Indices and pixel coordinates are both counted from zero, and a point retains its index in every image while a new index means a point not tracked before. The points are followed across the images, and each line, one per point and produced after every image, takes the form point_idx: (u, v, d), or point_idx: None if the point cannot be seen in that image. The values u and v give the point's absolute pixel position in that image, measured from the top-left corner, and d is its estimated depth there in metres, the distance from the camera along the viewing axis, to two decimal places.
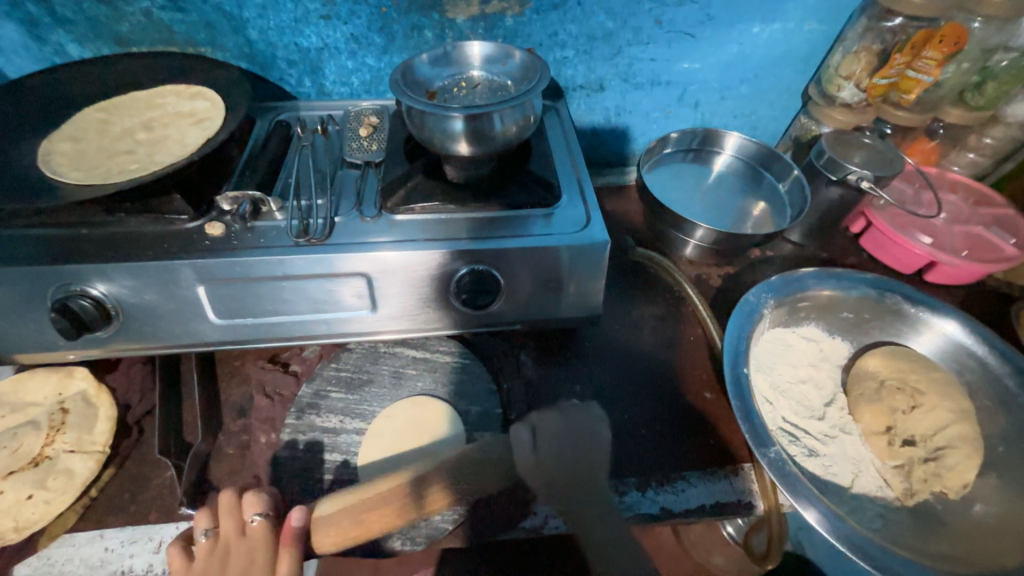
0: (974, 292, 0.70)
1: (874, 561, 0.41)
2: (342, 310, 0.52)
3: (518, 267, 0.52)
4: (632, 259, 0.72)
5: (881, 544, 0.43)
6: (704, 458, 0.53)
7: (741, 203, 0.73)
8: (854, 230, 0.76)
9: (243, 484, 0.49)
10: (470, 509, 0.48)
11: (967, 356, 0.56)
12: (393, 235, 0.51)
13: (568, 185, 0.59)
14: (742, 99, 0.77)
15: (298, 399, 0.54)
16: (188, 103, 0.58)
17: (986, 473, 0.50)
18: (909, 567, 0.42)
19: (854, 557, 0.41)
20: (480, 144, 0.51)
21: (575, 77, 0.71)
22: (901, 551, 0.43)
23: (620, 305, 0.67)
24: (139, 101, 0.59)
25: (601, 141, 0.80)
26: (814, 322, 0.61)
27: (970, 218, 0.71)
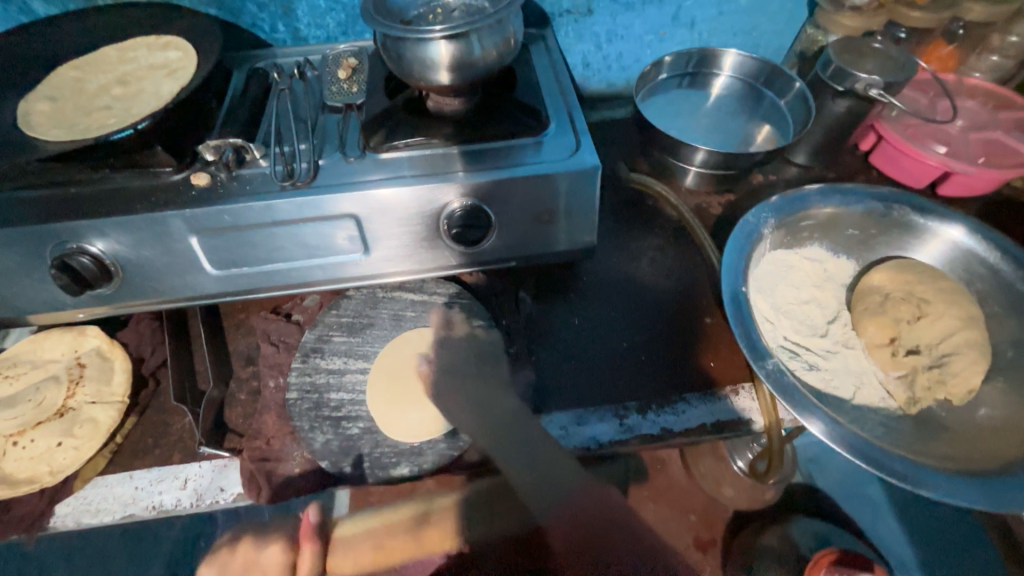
0: (989, 203, 0.67)
1: (873, 462, 0.41)
2: (336, 254, 0.52)
3: (508, 200, 0.51)
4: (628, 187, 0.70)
5: (881, 447, 0.43)
6: (704, 380, 0.54)
7: (741, 125, 0.70)
8: (864, 147, 0.72)
9: (258, 425, 0.51)
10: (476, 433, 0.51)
11: (977, 263, 0.54)
12: (380, 174, 0.51)
13: (556, 113, 0.56)
14: (741, 13, 0.72)
15: (302, 345, 0.55)
16: (161, 54, 0.56)
17: (993, 378, 0.50)
18: (909, 468, 0.42)
19: (852, 459, 0.41)
20: (463, 72, 0.51)
21: (560, 1, 0.67)
22: (900, 452, 0.43)
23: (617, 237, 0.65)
24: (114, 57, 0.58)
25: (592, 72, 0.77)
26: (818, 242, 0.59)
27: (989, 124, 0.67)
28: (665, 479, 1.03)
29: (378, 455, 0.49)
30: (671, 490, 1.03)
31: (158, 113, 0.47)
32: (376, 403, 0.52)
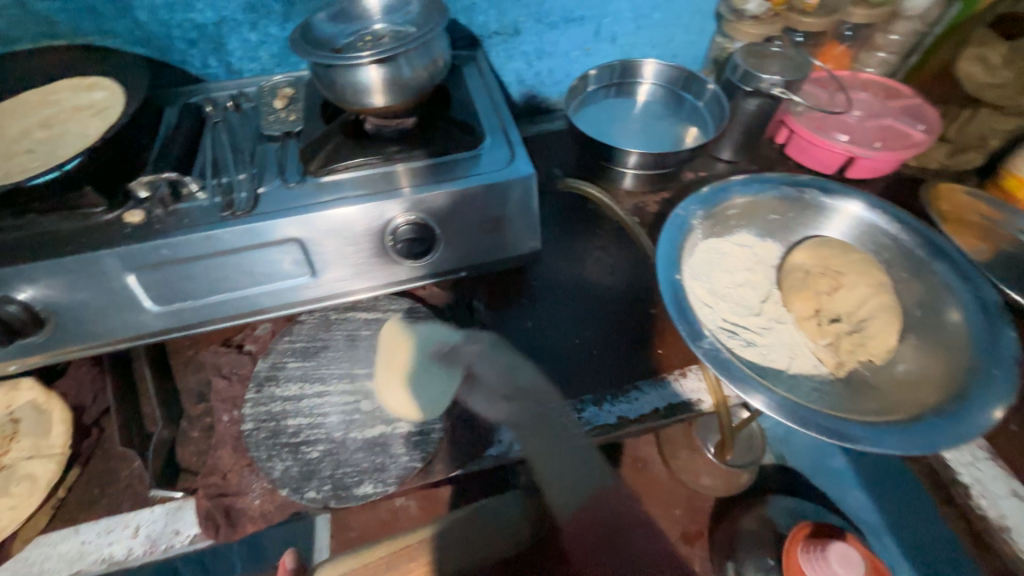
0: (891, 182, 0.74)
1: (806, 423, 0.44)
2: (283, 279, 0.53)
3: (450, 212, 0.54)
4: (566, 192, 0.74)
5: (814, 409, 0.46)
6: (654, 367, 0.56)
7: (667, 128, 0.75)
8: (779, 141, 0.79)
9: (212, 461, 0.50)
10: (438, 444, 0.50)
11: (883, 234, 0.60)
12: (321, 197, 0.52)
13: (490, 127, 0.59)
14: (656, 27, 0.78)
15: (256, 375, 0.55)
16: (87, 96, 0.56)
17: (908, 336, 0.54)
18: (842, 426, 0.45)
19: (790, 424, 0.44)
20: (394, 94, 0.53)
21: (488, 24, 0.71)
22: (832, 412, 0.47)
23: (588, 220, 0.71)
24: (36, 102, 0.57)
25: (527, 88, 0.81)
26: (746, 228, 0.64)
27: (881, 112, 0.75)
28: (650, 480, 0.98)
29: (340, 475, 0.48)
30: (656, 489, 0.98)
31: (85, 153, 0.47)
32: (336, 424, 0.51)
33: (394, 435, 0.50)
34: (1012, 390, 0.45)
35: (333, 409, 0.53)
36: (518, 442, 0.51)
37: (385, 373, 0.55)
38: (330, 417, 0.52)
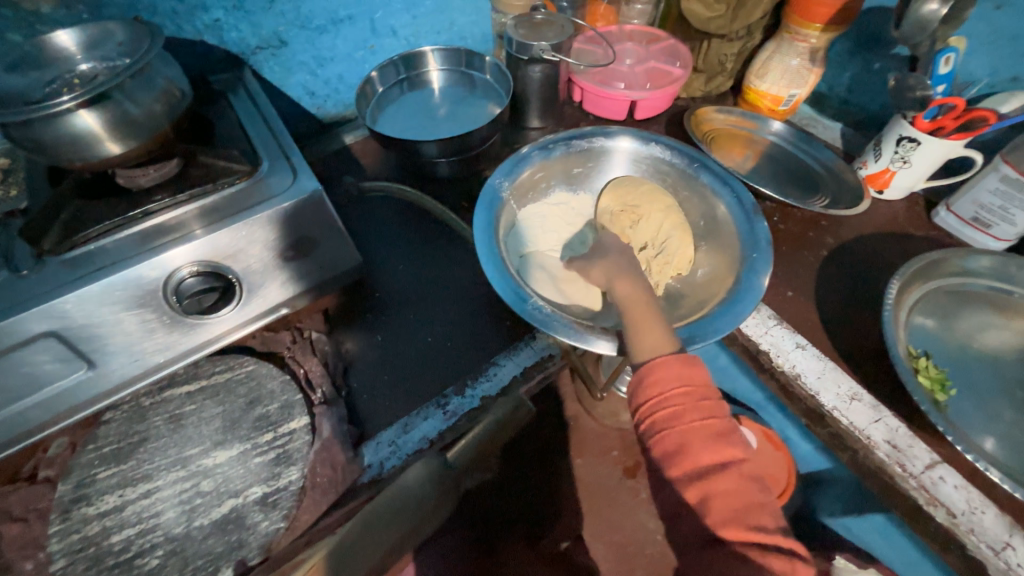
0: (671, 115, 0.85)
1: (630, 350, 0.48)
2: (55, 383, 0.45)
3: (241, 251, 0.50)
4: (374, 197, 0.72)
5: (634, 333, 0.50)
6: (506, 339, 0.59)
7: (470, 109, 0.76)
8: (576, 99, 0.86)
9: None
10: (304, 491, 0.47)
11: (662, 163, 0.68)
12: (68, 277, 0.44)
13: (267, 147, 0.55)
14: (433, 13, 0.78)
15: (58, 503, 0.46)
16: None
17: (700, 245, 0.63)
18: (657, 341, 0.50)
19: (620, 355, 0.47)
20: (130, 134, 0.46)
21: (244, 39, 0.65)
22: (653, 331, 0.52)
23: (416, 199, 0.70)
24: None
25: (321, 100, 0.77)
26: (557, 188, 0.69)
27: (647, 56, 0.84)
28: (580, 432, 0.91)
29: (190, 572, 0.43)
30: (585, 441, 0.90)
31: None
32: (175, 519, 0.45)
33: (249, 503, 0.46)
34: (769, 269, 0.54)
35: (167, 504, 0.46)
36: (390, 458, 0.49)
37: (225, 423, 0.50)
38: (164, 516, 0.45)
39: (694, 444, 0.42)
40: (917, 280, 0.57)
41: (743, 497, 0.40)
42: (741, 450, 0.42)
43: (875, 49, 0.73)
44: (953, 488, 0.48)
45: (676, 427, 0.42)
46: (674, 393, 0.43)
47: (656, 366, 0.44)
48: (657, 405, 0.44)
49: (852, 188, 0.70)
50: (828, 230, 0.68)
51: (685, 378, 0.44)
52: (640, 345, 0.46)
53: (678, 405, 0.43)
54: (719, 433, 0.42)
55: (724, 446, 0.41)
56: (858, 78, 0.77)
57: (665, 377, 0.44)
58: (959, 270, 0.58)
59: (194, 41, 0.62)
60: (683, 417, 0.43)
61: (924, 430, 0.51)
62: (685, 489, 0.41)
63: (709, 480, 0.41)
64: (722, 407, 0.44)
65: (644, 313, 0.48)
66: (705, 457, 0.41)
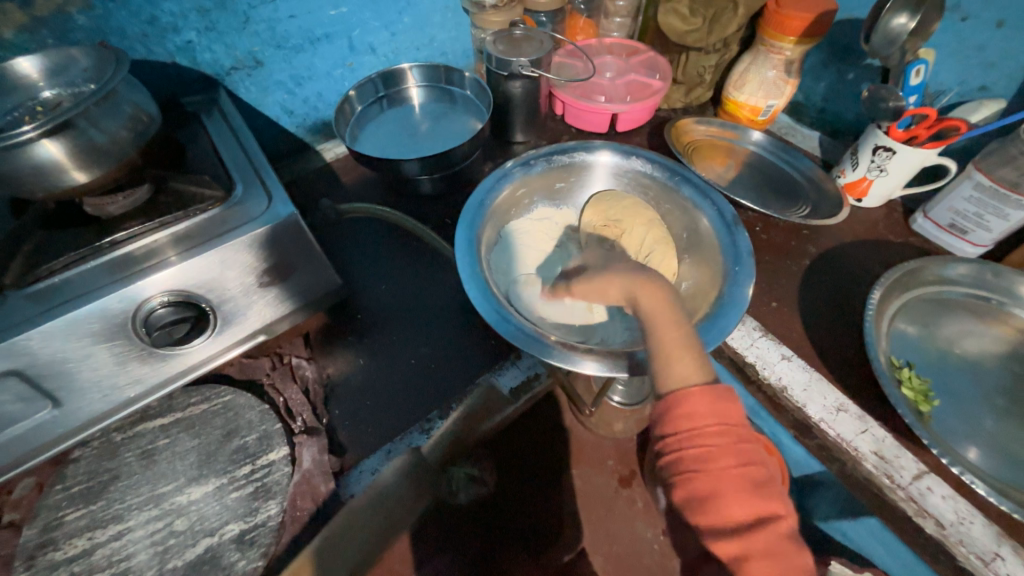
0: (653, 127, 0.85)
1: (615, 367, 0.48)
2: (19, 423, 0.43)
3: (214, 279, 0.48)
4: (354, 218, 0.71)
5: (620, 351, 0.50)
6: (491, 358, 0.58)
7: (450, 124, 0.76)
8: (559, 112, 0.86)
9: None
10: (287, 524, 0.45)
11: (644, 176, 0.67)
12: (31, 311, 0.42)
13: (240, 170, 0.54)
14: (412, 30, 0.78)
15: (22, 548, 0.44)
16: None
17: (683, 258, 0.63)
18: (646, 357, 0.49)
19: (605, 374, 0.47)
20: (96, 162, 0.45)
21: (219, 60, 0.64)
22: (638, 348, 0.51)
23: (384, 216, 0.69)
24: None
25: (300, 118, 0.76)
26: (540, 204, 0.69)
27: (627, 69, 0.84)
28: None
29: None
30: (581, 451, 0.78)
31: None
32: (147, 562, 0.43)
33: (225, 542, 0.44)
34: (752, 282, 0.54)
35: (139, 545, 0.44)
36: None
37: (201, 456, 0.49)
38: (135, 559, 0.43)
39: (727, 492, 0.39)
40: (896, 290, 0.57)
41: (785, 557, 0.36)
42: (780, 505, 0.39)
43: (849, 60, 0.75)
44: (940, 498, 0.48)
45: (709, 468, 0.40)
46: (709, 432, 0.41)
47: (684, 397, 0.42)
48: (687, 443, 0.41)
49: (832, 198, 0.71)
50: (809, 239, 0.69)
51: (720, 417, 0.41)
52: (669, 372, 0.44)
53: (710, 447, 0.40)
54: (755, 482, 0.39)
55: (756, 497, 0.38)
56: (833, 88, 0.78)
57: (697, 412, 0.42)
58: (937, 278, 0.59)
59: (166, 63, 0.61)
60: (718, 462, 0.40)
61: (910, 440, 0.51)
62: (720, 542, 0.38)
63: (749, 535, 0.37)
64: (760, 454, 0.41)
65: (673, 336, 0.46)
66: (738, 508, 0.38)
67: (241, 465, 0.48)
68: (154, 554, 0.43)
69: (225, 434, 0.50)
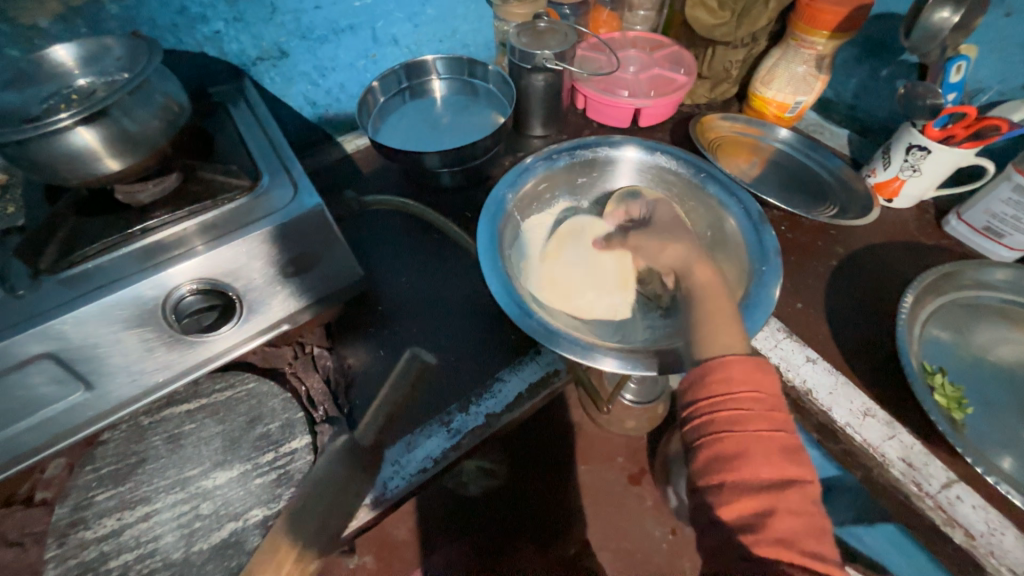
0: (676, 122, 0.84)
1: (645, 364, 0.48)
2: (53, 404, 0.45)
3: (241, 268, 0.49)
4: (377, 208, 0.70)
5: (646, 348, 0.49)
6: (511, 354, 0.58)
7: (472, 117, 0.76)
8: (580, 106, 0.85)
9: None
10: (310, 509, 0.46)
11: (667, 172, 0.66)
12: (66, 295, 0.43)
13: (267, 160, 0.54)
14: (435, 22, 0.78)
15: (54, 527, 0.45)
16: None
17: (707, 256, 0.62)
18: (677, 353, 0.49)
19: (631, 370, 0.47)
20: (129, 150, 0.45)
21: (245, 51, 0.64)
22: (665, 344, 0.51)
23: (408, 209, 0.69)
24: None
25: (322, 110, 0.76)
26: (561, 199, 0.68)
27: (651, 63, 0.83)
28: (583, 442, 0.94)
29: None
30: (588, 448, 0.89)
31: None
32: (173, 544, 0.44)
33: (249, 527, 0.45)
34: (779, 282, 0.53)
35: (165, 527, 0.45)
36: (394, 480, 0.49)
37: (225, 443, 0.49)
38: (161, 541, 0.44)
39: (756, 453, 0.39)
40: (930, 293, 0.56)
41: (804, 518, 0.37)
42: (806, 471, 0.39)
43: (883, 56, 0.72)
44: (971, 508, 0.47)
45: (740, 430, 0.40)
46: (744, 396, 0.41)
47: (722, 363, 0.43)
48: (721, 405, 0.41)
49: (860, 198, 0.69)
50: (836, 240, 0.67)
51: (759, 385, 0.42)
52: (714, 340, 0.46)
53: (746, 410, 0.41)
54: (784, 447, 0.39)
55: (786, 462, 0.39)
56: (865, 85, 0.76)
57: (733, 377, 0.42)
58: (975, 282, 0.57)
59: (195, 53, 0.61)
60: (749, 425, 0.40)
61: (939, 447, 0.50)
62: (739, 501, 0.38)
63: (774, 493, 0.37)
64: (789, 425, 0.41)
65: (722, 310, 0.49)
66: (767, 469, 0.38)
67: (264, 453, 0.49)
68: (179, 537, 0.44)
69: (249, 421, 0.51)
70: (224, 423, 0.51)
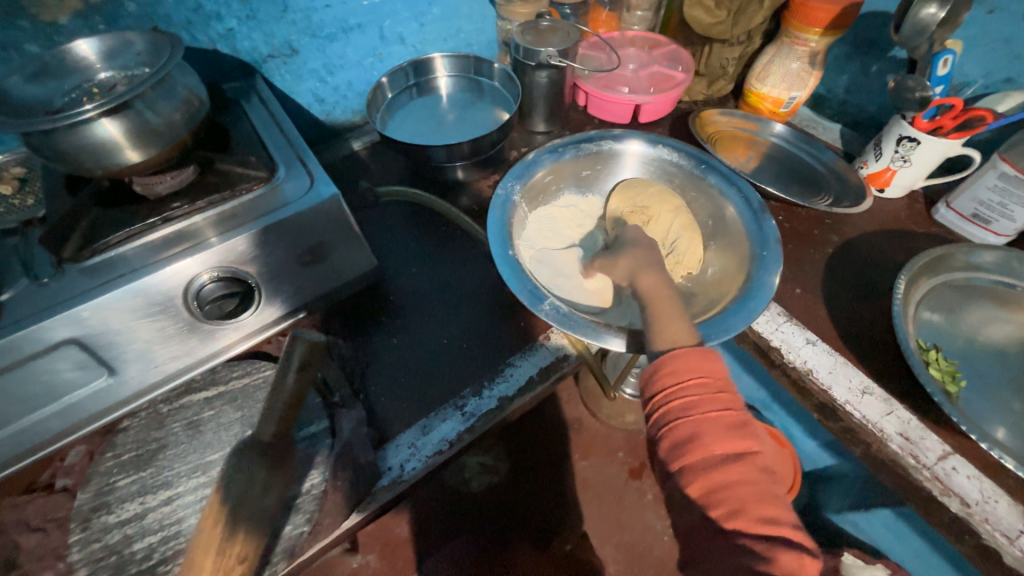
0: (675, 118, 0.86)
1: None
2: (79, 390, 0.46)
3: (259, 257, 0.50)
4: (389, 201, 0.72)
5: None
6: (521, 341, 0.59)
7: (478, 114, 0.78)
8: (581, 103, 0.88)
9: None
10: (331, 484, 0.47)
11: (670, 164, 0.69)
12: (93, 283, 0.44)
13: (283, 154, 0.56)
14: (440, 22, 0.80)
15: (77, 511, 0.45)
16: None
17: (709, 244, 0.64)
18: None
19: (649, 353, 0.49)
20: (152, 144, 0.47)
21: (257, 48, 0.65)
22: None
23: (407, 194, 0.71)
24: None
25: (330, 106, 0.78)
26: (566, 191, 0.70)
27: (650, 61, 0.85)
28: (585, 435, 0.97)
29: None
30: (591, 442, 0.98)
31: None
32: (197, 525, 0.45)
33: None
34: (780, 267, 0.55)
35: (189, 510, 0.46)
36: (411, 462, 0.50)
37: (244, 429, 0.50)
38: (186, 526, 0.45)
39: (708, 434, 0.41)
40: (922, 275, 0.58)
41: (757, 488, 0.39)
42: (754, 443, 0.41)
43: (874, 52, 0.75)
44: (966, 478, 0.49)
45: (690, 416, 0.42)
46: (691, 385, 0.43)
47: (672, 357, 0.44)
48: (672, 396, 0.43)
49: (854, 188, 0.71)
50: (833, 228, 0.70)
51: (704, 371, 0.44)
52: (663, 333, 0.47)
53: (693, 397, 0.43)
54: (734, 425, 0.41)
55: (735, 437, 0.41)
56: (856, 81, 0.79)
57: (684, 368, 0.44)
58: (964, 265, 0.59)
59: (208, 50, 0.63)
60: (699, 408, 0.42)
61: (936, 422, 0.52)
62: (686, 486, 0.40)
63: (724, 469, 0.40)
64: (734, 402, 0.43)
65: (668, 308, 0.49)
66: (717, 447, 0.40)
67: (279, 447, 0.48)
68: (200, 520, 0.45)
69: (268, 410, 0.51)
70: (241, 410, 0.51)
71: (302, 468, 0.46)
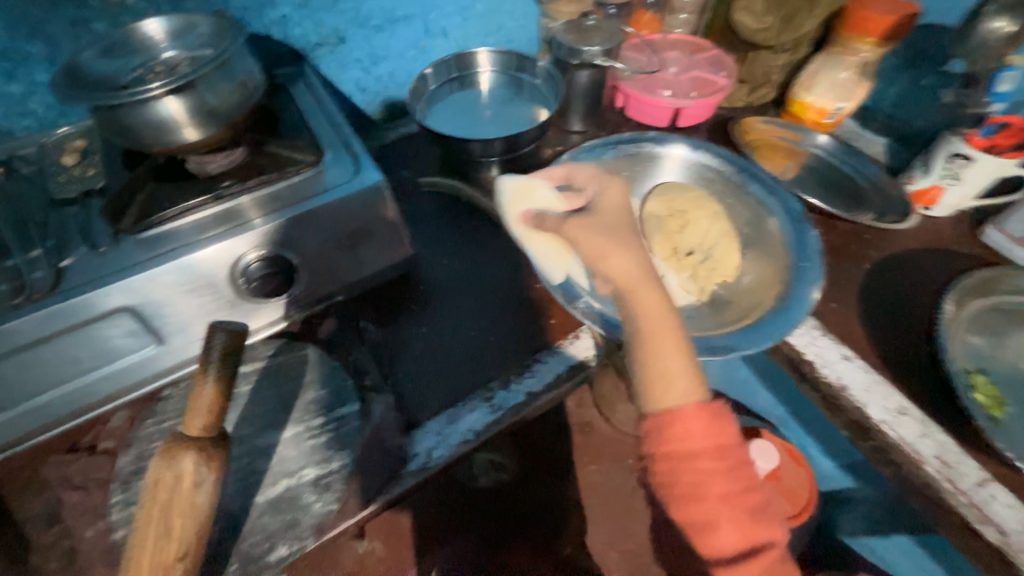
0: (714, 123, 0.85)
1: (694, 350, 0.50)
2: (129, 355, 0.47)
3: (304, 239, 0.51)
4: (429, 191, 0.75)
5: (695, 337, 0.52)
6: (551, 337, 0.59)
7: (517, 110, 0.78)
8: (619, 104, 0.86)
9: None
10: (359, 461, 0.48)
11: (710, 169, 0.68)
12: (149, 254, 0.46)
13: (330, 140, 0.57)
14: (483, 17, 0.81)
15: (120, 472, 0.47)
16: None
17: (747, 252, 0.63)
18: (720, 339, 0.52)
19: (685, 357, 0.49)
20: (209, 125, 0.48)
21: (307, 36, 0.67)
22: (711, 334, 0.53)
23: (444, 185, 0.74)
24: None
25: (371, 96, 0.79)
26: None
27: (692, 64, 0.84)
28: None
29: (248, 547, 0.44)
30: None
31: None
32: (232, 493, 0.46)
33: (302, 484, 0.47)
34: (819, 281, 0.55)
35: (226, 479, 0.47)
36: (439, 448, 0.51)
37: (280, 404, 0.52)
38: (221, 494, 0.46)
39: (720, 521, 0.42)
40: (966, 298, 0.57)
41: None
42: (770, 532, 0.43)
43: (926, 65, 0.74)
44: (1006, 507, 0.47)
45: (702, 499, 0.42)
46: (702, 453, 0.42)
47: (678, 418, 0.42)
48: (677, 467, 0.42)
49: (897, 203, 0.70)
50: (873, 244, 0.68)
51: (714, 438, 0.42)
52: (658, 390, 0.43)
53: (705, 470, 0.42)
54: (752, 510, 0.43)
55: (750, 526, 0.42)
56: (904, 94, 0.77)
57: (688, 434, 0.42)
58: (1012, 289, 0.58)
59: (262, 35, 0.64)
60: (714, 480, 0.42)
61: (978, 447, 0.50)
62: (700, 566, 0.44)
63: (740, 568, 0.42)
64: (754, 478, 0.44)
65: (668, 347, 0.42)
66: (728, 543, 0.42)
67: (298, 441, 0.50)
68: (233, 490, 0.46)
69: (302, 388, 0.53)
70: (276, 387, 0.53)
71: (338, 447, 0.49)
